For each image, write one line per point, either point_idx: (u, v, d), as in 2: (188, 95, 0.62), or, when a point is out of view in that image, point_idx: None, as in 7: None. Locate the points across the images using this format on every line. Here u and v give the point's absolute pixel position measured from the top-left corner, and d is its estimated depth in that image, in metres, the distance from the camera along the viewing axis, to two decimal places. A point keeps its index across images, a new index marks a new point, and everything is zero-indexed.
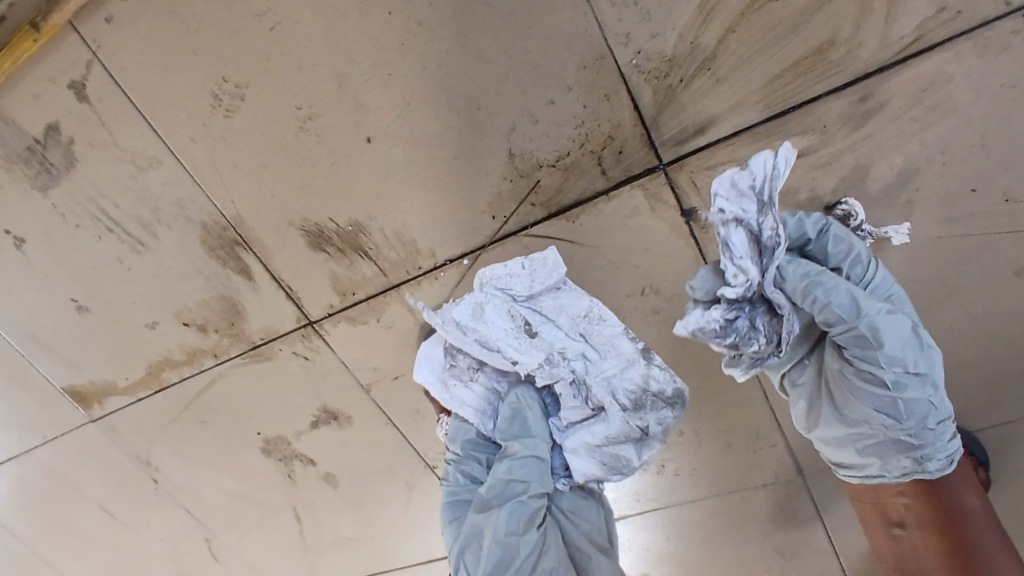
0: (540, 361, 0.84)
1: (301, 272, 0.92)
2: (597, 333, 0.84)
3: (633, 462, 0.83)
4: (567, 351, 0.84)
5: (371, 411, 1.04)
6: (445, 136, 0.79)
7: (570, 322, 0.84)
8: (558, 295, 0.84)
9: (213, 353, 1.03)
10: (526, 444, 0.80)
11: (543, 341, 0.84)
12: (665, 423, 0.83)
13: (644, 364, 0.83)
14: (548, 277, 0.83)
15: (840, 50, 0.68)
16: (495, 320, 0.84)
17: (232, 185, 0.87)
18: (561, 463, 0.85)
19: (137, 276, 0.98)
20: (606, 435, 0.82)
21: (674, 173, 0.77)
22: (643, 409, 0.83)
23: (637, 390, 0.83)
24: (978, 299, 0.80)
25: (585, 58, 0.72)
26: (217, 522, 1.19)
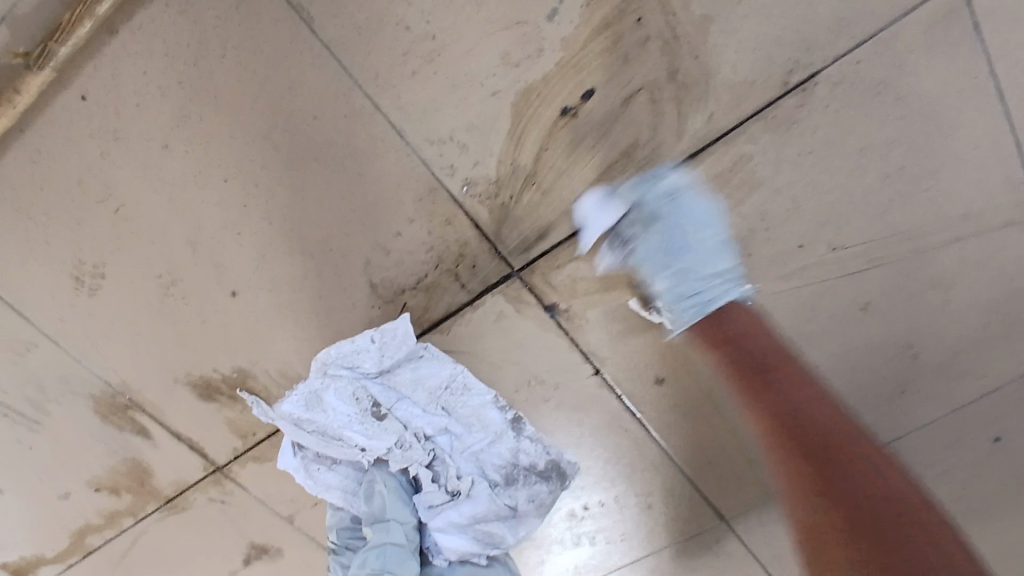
0: (392, 445, 0.84)
1: (199, 424, 0.93)
2: (461, 407, 0.86)
3: (507, 539, 0.85)
4: (426, 429, 0.85)
5: (299, 537, 1.04)
6: (305, 279, 0.82)
7: (427, 395, 0.85)
8: (416, 366, 0.85)
9: (131, 513, 1.03)
10: (377, 529, 0.80)
11: (395, 423, 0.84)
12: (540, 496, 0.86)
13: (513, 436, 0.86)
14: (400, 348, 0.83)
15: (646, 149, 0.74)
16: (337, 404, 0.83)
17: (113, 357, 0.88)
18: (432, 543, 0.86)
19: (39, 454, 0.98)
20: (473, 514, 0.83)
21: (528, 277, 0.81)
22: (516, 485, 0.86)
23: (506, 464, 0.86)
24: (835, 340, 0.83)
25: (419, 192, 0.76)
26: None
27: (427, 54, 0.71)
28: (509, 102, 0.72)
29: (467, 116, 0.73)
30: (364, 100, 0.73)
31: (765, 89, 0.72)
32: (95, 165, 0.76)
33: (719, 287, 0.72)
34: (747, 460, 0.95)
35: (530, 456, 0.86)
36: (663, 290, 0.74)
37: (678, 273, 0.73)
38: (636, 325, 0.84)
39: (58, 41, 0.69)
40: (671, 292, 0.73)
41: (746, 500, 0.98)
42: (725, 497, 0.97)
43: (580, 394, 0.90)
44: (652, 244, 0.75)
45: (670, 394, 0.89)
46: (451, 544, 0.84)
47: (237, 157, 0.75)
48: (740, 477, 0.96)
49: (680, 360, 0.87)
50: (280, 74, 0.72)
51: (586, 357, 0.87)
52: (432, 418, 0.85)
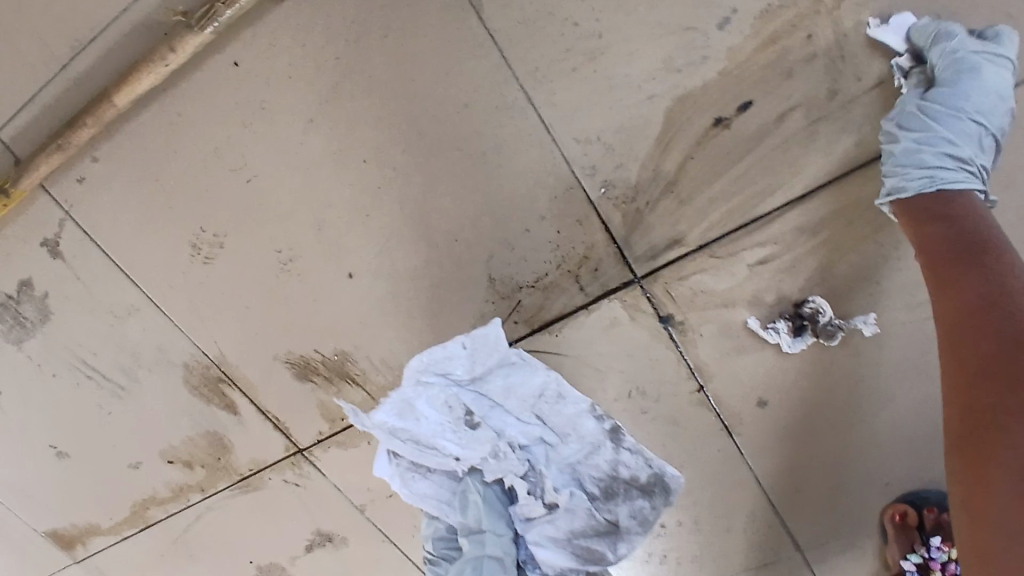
0: (486, 454, 0.85)
1: (288, 404, 0.92)
2: (556, 416, 0.86)
3: (608, 554, 0.87)
4: (519, 438, 0.86)
5: (365, 529, 1.03)
6: (425, 267, 0.81)
7: (521, 404, 0.85)
8: (508, 373, 0.84)
9: (199, 488, 1.01)
10: (474, 541, 0.83)
11: (487, 432, 0.85)
12: (640, 511, 0.88)
13: (611, 448, 0.87)
14: (491, 355, 0.83)
15: (791, 168, 0.74)
16: (429, 413, 0.86)
17: (216, 328, 0.87)
18: (528, 557, 0.88)
19: (118, 419, 0.96)
20: (570, 528, 0.86)
21: (649, 285, 0.80)
22: (614, 498, 0.87)
23: (604, 476, 0.87)
24: None
25: (556, 190, 0.76)
26: None
27: (589, 53, 0.71)
28: (662, 107, 0.72)
29: (617, 118, 0.73)
30: (517, 93, 0.73)
31: None
32: (234, 133, 0.76)
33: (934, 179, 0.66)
34: (834, 494, 0.94)
35: (629, 468, 0.88)
36: (901, 152, 0.67)
37: (923, 144, 0.67)
38: (748, 345, 0.83)
39: (227, 3, 0.68)
40: (901, 160, 0.68)
41: (826, 533, 0.96)
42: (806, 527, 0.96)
43: (678, 410, 0.88)
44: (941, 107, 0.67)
45: (771, 418, 0.88)
46: (548, 557, 0.86)
47: (381, 139, 0.75)
48: (826, 511, 0.95)
49: (788, 385, 0.86)
50: (437, 60, 0.72)
51: (693, 372, 0.86)
52: (526, 427, 0.86)
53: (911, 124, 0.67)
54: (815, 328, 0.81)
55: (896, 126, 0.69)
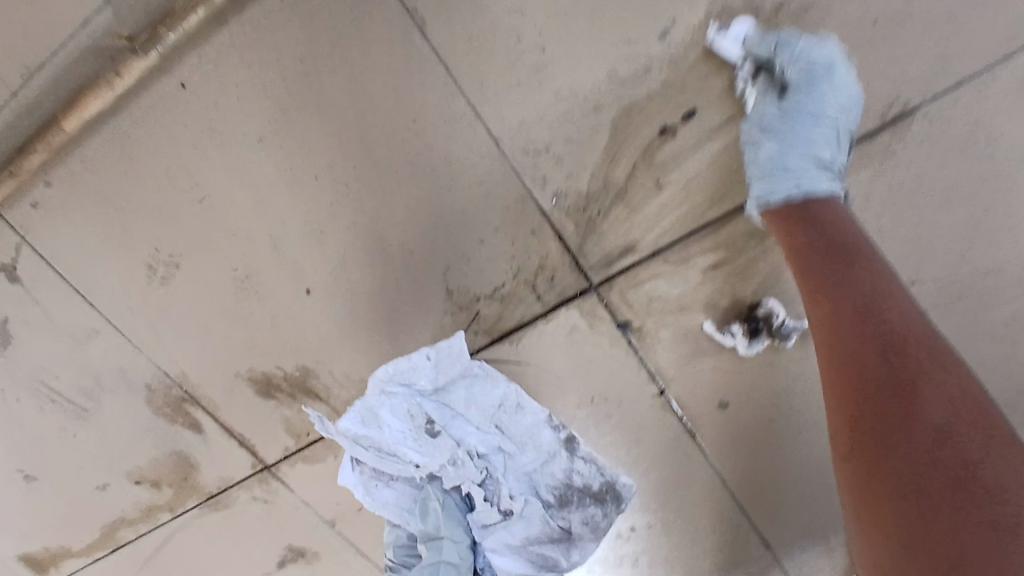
0: (447, 461, 0.86)
1: (253, 421, 0.92)
2: (515, 425, 0.87)
3: (561, 561, 0.90)
4: (479, 446, 0.87)
5: (336, 543, 1.03)
6: (382, 281, 0.81)
7: (481, 414, 0.87)
8: (470, 385, 0.86)
9: (169, 507, 1.01)
10: (432, 547, 0.82)
11: (449, 441, 0.86)
12: (592, 517, 0.91)
13: (566, 457, 0.89)
14: (454, 365, 0.85)
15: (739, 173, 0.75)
16: (392, 422, 0.86)
17: (176, 348, 0.87)
18: (485, 565, 0.89)
19: (82, 442, 0.96)
20: (526, 535, 0.88)
21: (605, 292, 0.81)
22: (568, 505, 0.90)
23: (559, 484, 0.89)
24: None
25: (508, 202, 0.77)
26: None
27: (535, 66, 0.72)
28: (609, 118, 0.73)
29: (565, 128, 0.74)
30: (466, 107, 0.73)
31: (863, 120, 0.73)
32: (185, 154, 0.76)
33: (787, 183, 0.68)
34: (799, 492, 0.95)
35: (583, 477, 0.90)
36: (765, 156, 0.69)
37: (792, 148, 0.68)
38: (706, 348, 0.85)
39: (171, 27, 0.69)
40: (763, 164, 0.70)
41: (794, 531, 0.97)
42: (773, 525, 0.96)
43: (641, 414, 0.89)
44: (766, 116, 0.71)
45: (732, 418, 0.89)
46: (504, 565, 0.88)
47: (332, 156, 0.75)
48: (791, 507, 0.96)
49: (746, 386, 0.87)
50: (384, 76, 0.73)
51: (653, 377, 0.87)
52: (485, 436, 0.87)
53: (772, 116, 0.70)
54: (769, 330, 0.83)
55: (761, 128, 0.70)
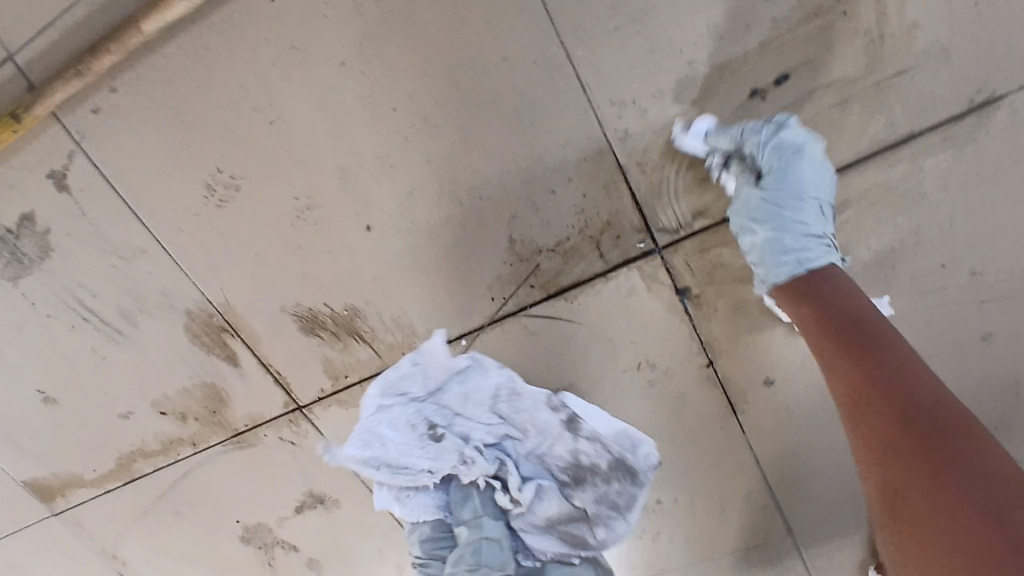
0: (457, 461, 0.85)
1: (293, 357, 0.90)
2: (516, 412, 0.87)
3: (589, 538, 0.87)
4: (485, 439, 0.86)
5: (359, 492, 1.02)
6: (447, 223, 0.80)
7: (480, 407, 0.87)
8: (464, 380, 0.86)
9: (191, 442, 0.99)
10: (472, 527, 0.82)
11: (453, 440, 0.85)
12: (607, 495, 0.87)
13: (569, 437, 0.87)
14: (441, 368, 0.86)
15: (823, 145, 0.75)
16: (390, 434, 0.86)
17: (223, 274, 0.85)
18: (522, 547, 0.86)
19: (111, 367, 0.93)
20: (549, 515, 0.86)
21: (669, 255, 0.80)
22: (582, 484, 0.87)
23: (569, 464, 0.87)
24: (953, 365, 0.84)
25: (586, 152, 0.75)
26: None
27: (633, 14, 0.71)
28: (701, 75, 0.73)
29: (655, 81, 0.73)
30: (559, 49, 0.73)
31: (953, 102, 0.73)
32: (263, 72, 0.75)
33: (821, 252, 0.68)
34: (831, 480, 0.95)
35: (589, 455, 0.87)
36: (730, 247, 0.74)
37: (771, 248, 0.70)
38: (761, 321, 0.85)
39: None
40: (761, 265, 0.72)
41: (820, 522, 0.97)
42: (798, 511, 0.96)
43: (686, 385, 0.89)
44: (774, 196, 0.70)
45: (776, 396, 0.90)
46: (539, 544, 0.86)
47: (414, 87, 0.74)
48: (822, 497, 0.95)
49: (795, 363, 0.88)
50: (480, 10, 0.72)
51: (704, 348, 0.86)
52: (490, 428, 0.87)
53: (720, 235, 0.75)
54: None
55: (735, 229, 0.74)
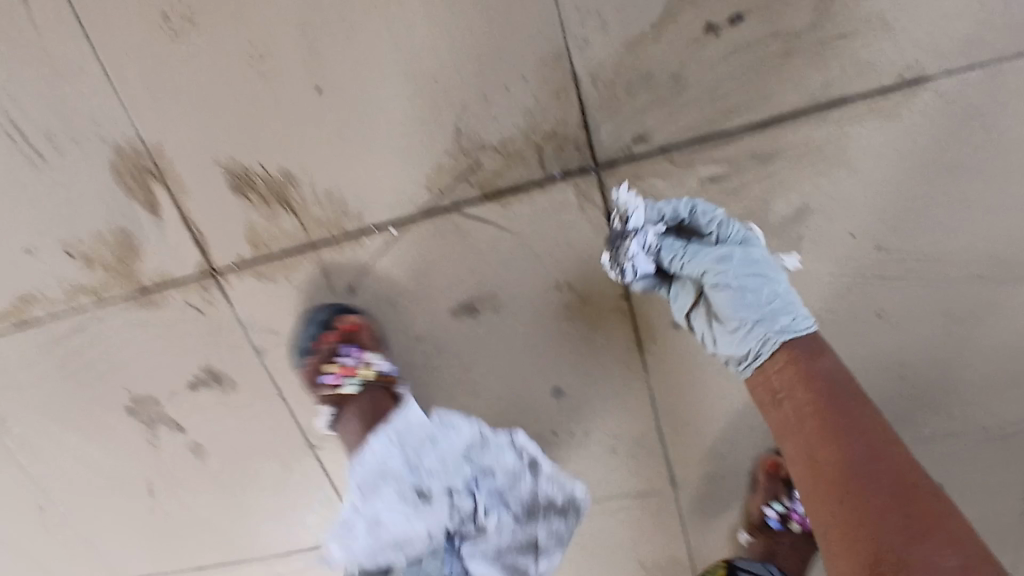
0: (394, 488, 0.84)
1: (217, 216, 0.88)
2: (416, 426, 0.87)
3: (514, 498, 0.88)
4: (404, 430, 0.87)
5: (258, 377, 0.99)
6: (398, 101, 0.81)
7: (392, 439, 0.86)
8: (351, 342, 0.91)
9: (93, 292, 0.96)
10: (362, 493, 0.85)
11: (388, 479, 0.84)
12: (517, 453, 0.89)
13: (481, 434, 0.89)
14: (321, 328, 0.91)
15: (763, 93, 0.80)
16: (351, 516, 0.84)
17: (162, 113, 0.83)
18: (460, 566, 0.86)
19: (24, 194, 0.90)
20: (453, 486, 0.85)
21: (606, 175, 0.83)
22: (490, 446, 0.89)
23: (475, 436, 0.89)
24: (846, 335, 0.89)
25: (544, 54, 0.78)
26: (59, 484, 1.13)
27: None
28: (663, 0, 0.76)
29: None
30: None
31: (884, 75, 0.79)
32: None
33: (779, 312, 0.73)
34: (717, 436, 0.99)
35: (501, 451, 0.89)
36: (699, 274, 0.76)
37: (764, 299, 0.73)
38: None
39: None
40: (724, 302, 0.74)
41: (699, 474, 1.02)
42: (683, 459, 1.00)
43: (600, 313, 0.92)
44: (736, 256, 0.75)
45: (681, 340, 0.93)
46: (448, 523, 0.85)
47: None
48: (707, 448, 1.00)
49: None
50: None
51: (623, 278, 0.90)
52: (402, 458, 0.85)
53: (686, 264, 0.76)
54: None
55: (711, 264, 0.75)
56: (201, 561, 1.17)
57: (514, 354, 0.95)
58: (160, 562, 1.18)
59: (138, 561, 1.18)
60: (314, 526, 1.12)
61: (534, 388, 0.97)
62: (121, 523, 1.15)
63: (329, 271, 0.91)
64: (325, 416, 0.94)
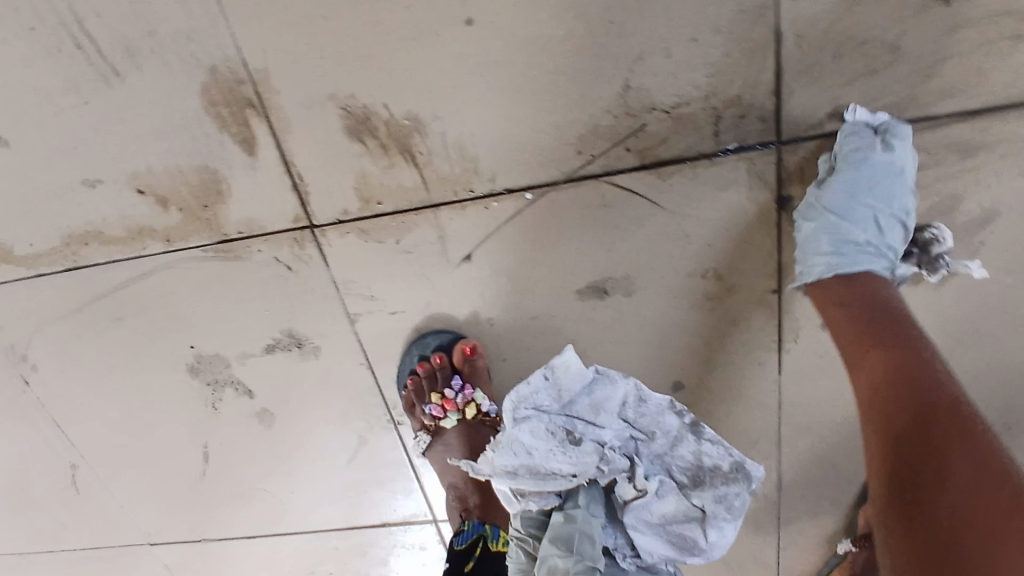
0: (595, 464, 0.65)
1: (323, 162, 0.76)
2: (642, 414, 0.67)
3: (701, 544, 0.62)
4: (614, 438, 0.66)
5: (345, 344, 0.88)
6: (561, 44, 0.69)
7: (613, 419, 0.67)
8: (592, 385, 0.67)
9: (164, 237, 0.83)
10: (569, 515, 0.64)
11: (592, 444, 0.65)
12: (728, 501, 0.62)
13: (693, 440, 0.65)
14: (575, 381, 0.66)
15: (983, 75, 0.68)
16: (535, 442, 0.65)
17: (273, 33, 0.70)
18: (619, 543, 0.66)
19: (90, 116, 0.76)
20: (663, 512, 0.63)
21: (786, 154, 0.72)
22: (702, 488, 0.63)
23: (691, 465, 0.65)
24: (1001, 353, 0.79)
25: (749, 3, 0.66)
26: (96, 448, 0.99)
27: None
28: None
29: None
30: None
31: None
32: None
33: (858, 258, 0.67)
34: (841, 449, 0.90)
35: (712, 457, 0.64)
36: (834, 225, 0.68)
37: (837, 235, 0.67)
38: None
39: None
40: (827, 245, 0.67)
41: (808, 483, 0.94)
42: (795, 467, 0.93)
43: (743, 307, 0.82)
44: (846, 191, 0.67)
45: (827, 344, 0.83)
46: (643, 543, 0.63)
47: None
48: (825, 459, 0.91)
49: None
50: None
51: (778, 271, 0.79)
52: (622, 437, 0.67)
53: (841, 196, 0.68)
54: (925, 258, 0.74)
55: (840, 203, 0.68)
56: (248, 534, 1.05)
57: (637, 343, 0.85)
58: (203, 536, 1.05)
59: (176, 534, 1.05)
60: (380, 503, 1.01)
61: (648, 380, 0.88)
62: (155, 488, 1.01)
63: (446, 237, 0.80)
64: (422, 444, 0.91)
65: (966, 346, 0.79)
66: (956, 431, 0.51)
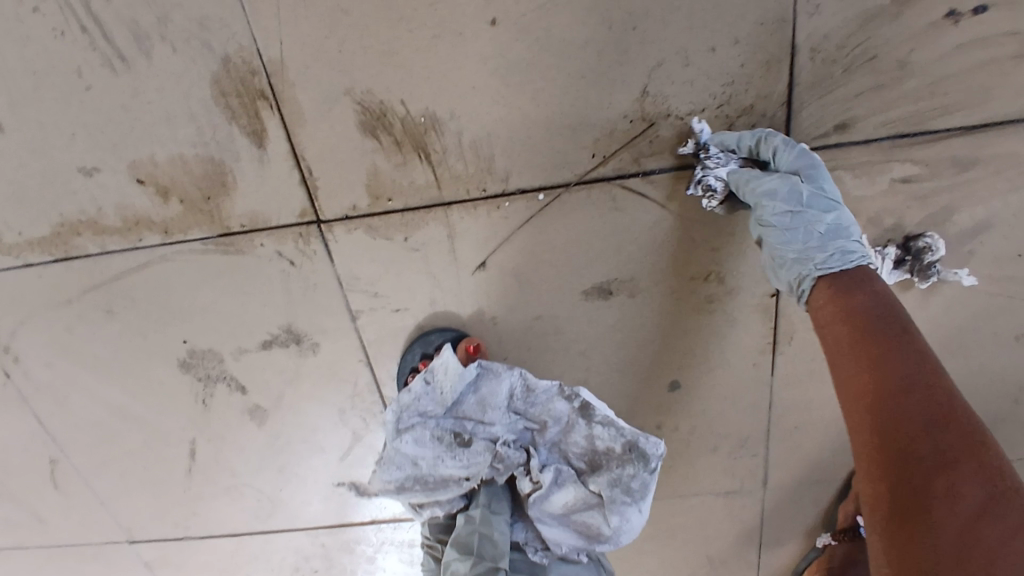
0: (490, 464, 0.75)
1: (333, 155, 0.76)
2: (530, 405, 0.76)
3: (604, 530, 0.71)
4: (506, 433, 0.77)
5: (345, 342, 0.86)
6: (580, 48, 0.71)
7: (501, 412, 0.77)
8: (478, 386, 0.77)
9: (162, 229, 0.80)
10: (472, 518, 0.72)
11: (482, 442, 0.76)
12: (625, 483, 0.71)
13: (584, 424, 0.73)
14: (454, 381, 0.75)
15: (981, 93, 0.71)
16: (419, 450, 0.75)
17: (294, 26, 0.71)
18: (529, 538, 0.77)
19: (94, 102, 0.75)
20: (565, 503, 0.73)
21: None
22: (599, 473, 0.73)
23: (585, 450, 0.74)
24: (981, 355, 0.84)
25: (767, 17, 0.69)
26: (77, 443, 0.95)
27: None
28: None
29: None
30: None
31: None
32: None
33: (835, 251, 0.66)
34: (826, 448, 0.93)
35: (605, 439, 0.73)
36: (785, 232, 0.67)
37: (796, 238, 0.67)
38: None
39: None
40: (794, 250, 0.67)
41: (794, 483, 0.96)
42: (783, 468, 0.95)
43: (742, 311, 0.83)
44: (798, 195, 0.67)
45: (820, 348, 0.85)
46: (550, 536, 0.73)
47: None
48: (810, 459, 0.94)
49: None
50: None
51: None
52: (513, 427, 0.77)
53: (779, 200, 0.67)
54: (917, 266, 0.78)
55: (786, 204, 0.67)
56: (233, 532, 1.02)
57: (638, 344, 0.86)
58: (187, 534, 1.02)
59: (157, 533, 1.02)
60: (373, 498, 1.00)
61: (644, 382, 0.89)
62: (138, 485, 0.98)
63: (455, 235, 0.79)
64: None
65: (951, 348, 0.84)
66: (960, 445, 0.50)
